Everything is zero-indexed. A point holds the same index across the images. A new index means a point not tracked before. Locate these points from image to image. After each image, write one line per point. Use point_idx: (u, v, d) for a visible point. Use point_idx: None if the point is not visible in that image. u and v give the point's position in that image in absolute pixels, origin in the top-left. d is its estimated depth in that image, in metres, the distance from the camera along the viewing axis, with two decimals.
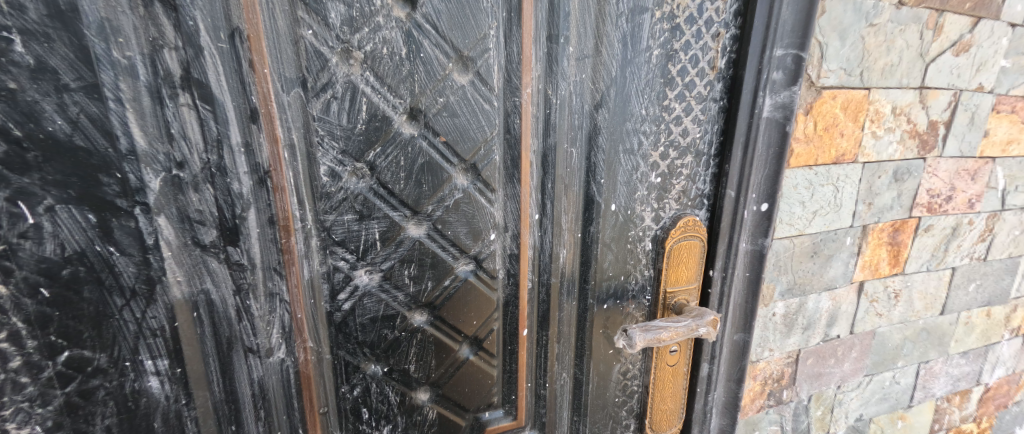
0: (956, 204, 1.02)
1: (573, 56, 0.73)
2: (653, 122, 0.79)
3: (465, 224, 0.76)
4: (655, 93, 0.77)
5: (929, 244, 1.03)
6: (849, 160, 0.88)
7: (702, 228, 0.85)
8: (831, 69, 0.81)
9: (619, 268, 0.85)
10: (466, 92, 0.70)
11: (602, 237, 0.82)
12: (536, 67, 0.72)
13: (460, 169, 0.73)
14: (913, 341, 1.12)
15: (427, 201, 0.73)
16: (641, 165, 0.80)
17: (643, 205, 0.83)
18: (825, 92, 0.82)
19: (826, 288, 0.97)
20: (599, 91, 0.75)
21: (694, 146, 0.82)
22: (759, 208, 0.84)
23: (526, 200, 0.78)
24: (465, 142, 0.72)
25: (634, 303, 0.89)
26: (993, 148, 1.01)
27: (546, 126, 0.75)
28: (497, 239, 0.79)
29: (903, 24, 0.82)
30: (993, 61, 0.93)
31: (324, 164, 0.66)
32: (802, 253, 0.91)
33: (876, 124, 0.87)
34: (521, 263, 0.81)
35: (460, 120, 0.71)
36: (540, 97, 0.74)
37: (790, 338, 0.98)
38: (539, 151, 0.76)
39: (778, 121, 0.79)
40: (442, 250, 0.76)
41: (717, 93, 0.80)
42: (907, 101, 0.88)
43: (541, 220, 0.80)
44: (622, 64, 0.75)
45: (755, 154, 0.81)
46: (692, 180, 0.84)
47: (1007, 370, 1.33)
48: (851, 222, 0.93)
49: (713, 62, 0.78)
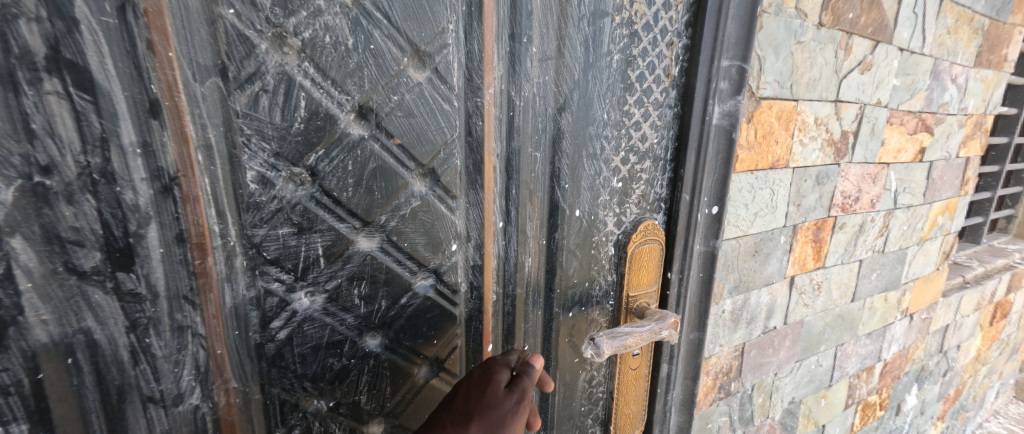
0: (862, 204, 1.25)
1: (536, 58, 0.69)
2: (614, 127, 0.78)
3: (423, 235, 0.69)
4: (616, 98, 0.77)
5: (843, 240, 1.25)
6: (782, 165, 0.99)
7: (661, 231, 0.86)
8: (768, 82, 0.88)
9: (584, 275, 0.83)
10: (422, 90, 0.64)
11: (567, 244, 0.79)
12: (497, 67, 0.67)
13: (417, 173, 0.66)
14: (831, 327, 1.36)
15: (380, 211, 0.64)
16: (603, 170, 0.79)
17: (606, 210, 0.81)
18: (763, 103, 0.89)
19: (765, 283, 1.08)
20: (562, 94, 0.73)
21: (652, 151, 0.83)
22: (710, 210, 0.88)
23: (491, 207, 0.72)
24: (423, 145, 0.66)
25: (598, 308, 0.87)
26: (887, 155, 1.26)
27: (509, 130, 0.70)
28: (458, 251, 0.72)
29: (823, 43, 0.94)
30: (887, 80, 1.14)
31: (251, 170, 0.55)
32: (745, 251, 0.99)
33: (802, 133, 1.00)
34: (485, 276, 0.75)
35: (416, 120, 0.64)
36: (503, 99, 0.69)
37: (737, 332, 1.07)
38: (501, 156, 0.71)
39: (725, 129, 0.84)
40: (398, 264, 0.68)
41: (671, 99, 0.82)
42: (826, 113, 1.03)
43: (504, 228, 0.74)
44: (584, 68, 0.73)
45: (707, 158, 0.84)
46: (650, 184, 0.85)
47: (898, 347, 1.71)
48: (784, 222, 1.05)
49: (668, 70, 0.80)
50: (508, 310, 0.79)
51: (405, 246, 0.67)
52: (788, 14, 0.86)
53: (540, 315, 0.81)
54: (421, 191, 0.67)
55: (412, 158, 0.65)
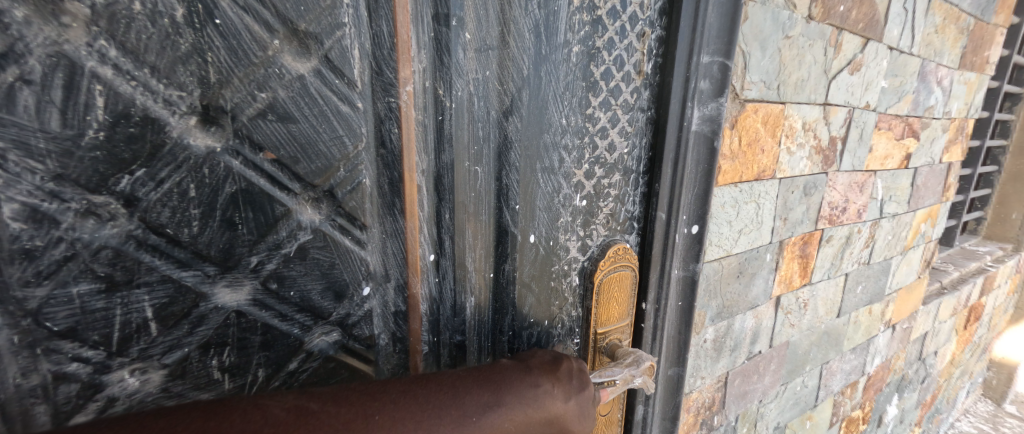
0: (849, 215, 1.16)
1: (470, 46, 0.54)
2: (574, 134, 0.64)
3: (318, 279, 0.56)
4: (577, 99, 0.63)
5: (829, 253, 1.16)
6: (768, 175, 0.88)
7: (633, 255, 0.74)
8: (753, 81, 0.77)
9: (542, 313, 0.70)
10: (306, 86, 0.49)
11: (520, 277, 0.66)
12: (418, 57, 0.52)
13: (304, 197, 0.53)
14: (817, 344, 1.26)
15: (247, 254, 0.51)
16: (564, 186, 0.66)
17: (567, 234, 0.68)
18: (747, 106, 0.78)
19: (749, 307, 0.97)
20: (508, 94, 0.58)
21: (622, 162, 0.70)
22: (690, 230, 0.76)
23: (415, 237, 0.58)
24: (310, 158, 0.52)
25: (561, 348, 0.74)
26: (875, 162, 1.17)
27: (438, 141, 0.56)
28: (372, 295, 0.60)
29: (812, 39, 0.84)
30: (876, 81, 1.04)
31: (13, 200, 0.40)
32: (729, 273, 0.88)
33: (790, 139, 0.89)
34: (412, 324, 0.62)
35: (293, 125, 0.50)
36: (425, 100, 0.54)
37: (720, 361, 0.95)
38: (422, 173, 0.56)
39: (706, 135, 0.72)
40: (280, 317, 0.55)
41: (645, 101, 0.69)
42: (814, 117, 0.93)
43: (436, 262, 0.61)
44: (535, 61, 0.58)
45: (685, 171, 0.72)
46: (620, 201, 0.72)
47: (881, 358, 1.63)
48: (770, 238, 0.94)
49: (639, 66, 0.67)
50: (448, 361, 0.65)
51: (291, 294, 0.55)
52: (775, 3, 0.75)
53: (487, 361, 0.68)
54: (313, 221, 0.54)
55: (298, 178, 0.51)
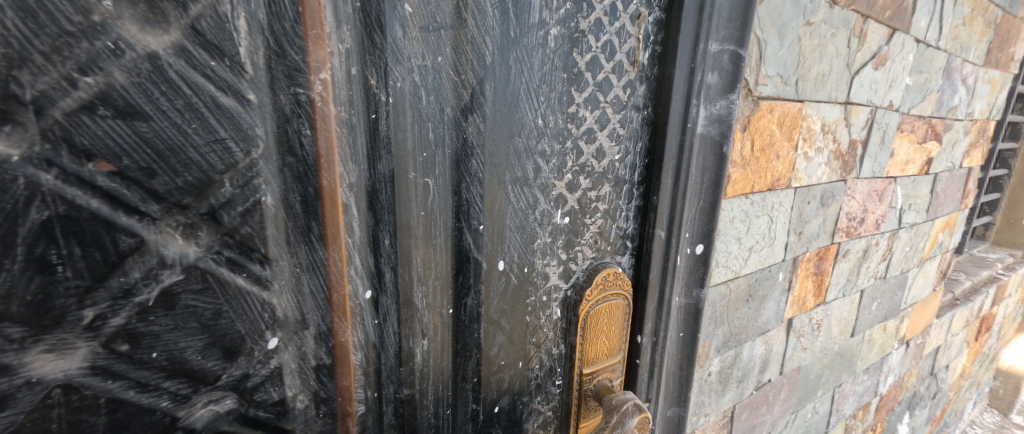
0: (867, 226, 1.05)
1: (412, 24, 0.42)
2: (555, 137, 0.54)
3: (201, 332, 0.39)
4: (557, 95, 0.53)
5: (846, 268, 1.04)
6: (783, 185, 0.77)
7: (627, 282, 0.63)
8: (769, 75, 0.66)
9: (515, 354, 0.59)
10: (164, 72, 0.33)
11: (487, 313, 0.55)
12: (338, 31, 0.40)
13: (168, 224, 0.36)
14: (830, 367, 1.14)
15: (77, 305, 0.33)
16: (540, 200, 0.55)
17: (545, 257, 0.58)
18: (762, 104, 0.67)
19: (760, 333, 0.86)
20: (467, 86, 0.47)
21: (613, 170, 0.59)
22: (694, 250, 0.66)
23: (341, 272, 0.45)
24: (179, 170, 0.35)
25: (540, 393, 0.63)
26: (896, 168, 1.06)
27: (371, 147, 0.44)
28: (282, 347, 0.44)
29: (835, 28, 0.73)
30: (901, 78, 0.93)
31: None
32: (737, 298, 0.77)
33: (808, 144, 0.78)
34: (341, 381, 0.48)
35: (141, 126, 0.33)
36: (351, 92, 0.42)
37: (726, 395, 0.84)
38: (349, 188, 0.43)
39: (713, 138, 0.62)
40: (143, 389, 0.37)
41: (640, 99, 0.58)
42: (834, 118, 0.82)
43: (375, 300, 0.48)
44: (503, 46, 0.48)
45: (687, 182, 0.61)
46: (612, 218, 0.61)
47: (896, 377, 1.50)
48: (783, 256, 0.83)
49: (634, 55, 0.56)
50: (394, 419, 0.52)
51: (157, 357, 0.37)
52: None
53: (449, 413, 0.56)
54: (185, 256, 0.37)
55: (156, 198, 0.35)
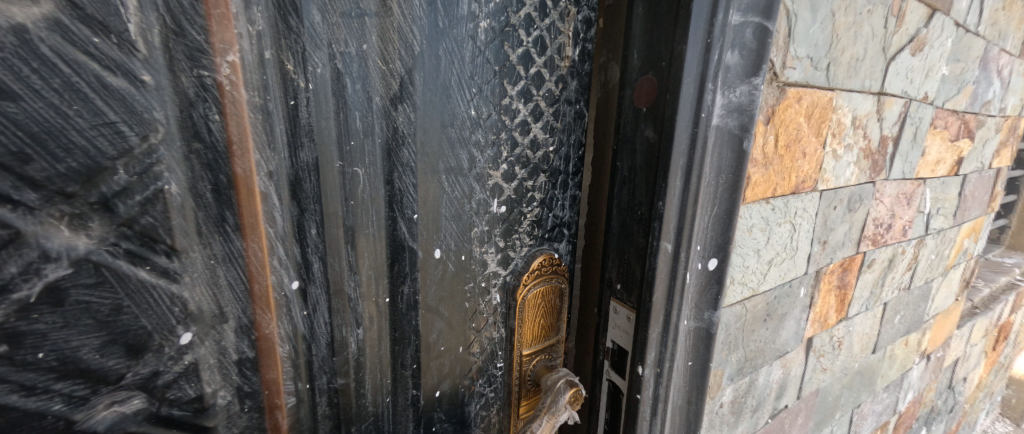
0: (894, 233, 0.94)
1: (332, 9, 0.38)
2: (489, 129, 0.50)
3: (98, 328, 0.33)
4: (490, 88, 0.49)
5: (869, 280, 0.93)
6: (808, 187, 0.66)
7: (564, 266, 0.62)
8: (798, 57, 0.56)
9: (455, 339, 0.55)
10: (34, 47, 0.27)
11: (424, 300, 0.51)
12: (246, 11, 0.34)
13: (49, 214, 0.29)
14: (849, 388, 1.03)
15: None
16: (477, 189, 0.52)
17: (484, 245, 0.54)
18: (790, 91, 0.57)
19: (777, 356, 0.75)
20: (395, 75, 0.43)
21: (547, 161, 0.56)
22: (706, 266, 0.56)
23: (260, 262, 0.39)
24: (59, 157, 0.29)
25: (483, 377, 0.60)
26: (926, 169, 0.95)
27: (291, 134, 0.38)
28: (198, 343, 0.38)
29: (872, 3, 0.63)
30: (938, 67, 0.83)
31: None
32: (755, 319, 0.67)
33: (837, 140, 0.68)
34: (267, 373, 0.42)
35: (10, 107, 0.27)
36: (264, 76, 0.36)
37: (739, 426, 0.74)
38: (268, 176, 0.38)
39: (731, 131, 0.52)
40: (27, 392, 0.31)
41: (572, 93, 0.56)
42: (866, 110, 0.72)
43: (303, 290, 0.42)
44: (431, 36, 0.44)
45: (700, 186, 0.52)
46: (547, 207, 0.58)
47: (915, 393, 1.38)
48: (806, 269, 0.73)
49: (563, 50, 0.54)
50: (329, 408, 0.47)
51: (43, 357, 0.31)
52: None
53: (389, 401, 0.52)
54: (73, 249, 0.31)
55: (32, 186, 0.29)
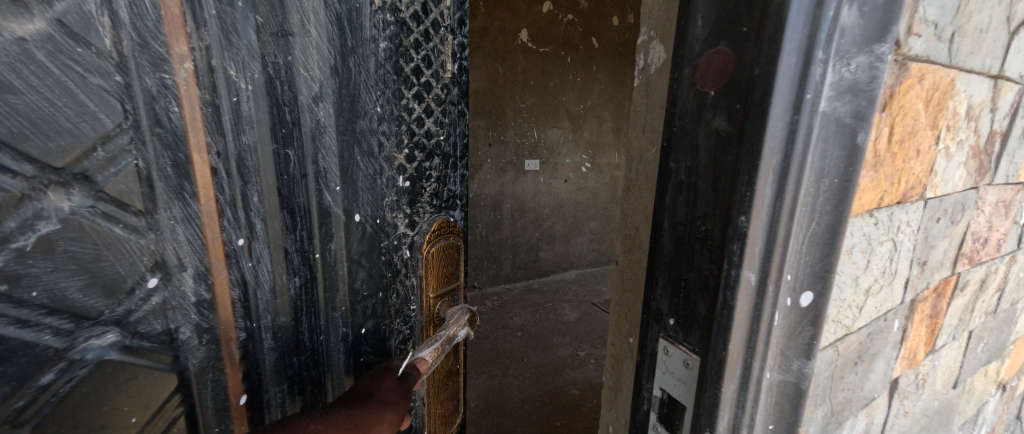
0: (989, 248, 0.78)
1: (264, 29, 0.40)
2: (394, 121, 0.50)
3: (77, 273, 0.33)
4: (393, 92, 0.50)
5: (960, 306, 0.77)
6: (917, 195, 0.52)
7: (457, 228, 0.61)
8: (924, 21, 0.42)
9: (375, 285, 0.53)
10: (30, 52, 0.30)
11: (346, 255, 0.49)
12: (199, 30, 0.36)
13: (46, 181, 0.31)
14: (927, 430, 0.87)
15: None
16: (388, 167, 0.51)
17: (395, 210, 0.53)
18: (913, 68, 0.42)
19: (864, 405, 0.60)
20: (313, 80, 0.43)
21: (441, 146, 0.56)
22: (798, 301, 0.42)
23: (214, 222, 0.39)
24: (53, 139, 0.31)
25: (400, 319, 0.56)
26: None
27: (235, 123, 0.39)
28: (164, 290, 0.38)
29: None
30: None
31: None
32: (845, 364, 0.52)
33: (951, 134, 0.53)
34: (222, 312, 0.41)
35: (10, 99, 0.29)
36: (213, 79, 0.37)
37: None
38: (218, 155, 0.39)
39: (843, 122, 0.38)
40: (16, 328, 0.31)
41: (455, 98, 0.57)
42: (982, 98, 0.56)
43: (246, 247, 0.42)
44: (340, 51, 0.45)
45: (798, 197, 0.39)
46: (443, 182, 0.58)
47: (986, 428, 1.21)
48: (902, 298, 0.58)
49: (443, 67, 0.55)
50: (273, 345, 0.46)
51: (37, 296, 0.32)
52: None
53: (320, 338, 0.50)
54: (60, 209, 0.32)
55: (29, 160, 0.30)
